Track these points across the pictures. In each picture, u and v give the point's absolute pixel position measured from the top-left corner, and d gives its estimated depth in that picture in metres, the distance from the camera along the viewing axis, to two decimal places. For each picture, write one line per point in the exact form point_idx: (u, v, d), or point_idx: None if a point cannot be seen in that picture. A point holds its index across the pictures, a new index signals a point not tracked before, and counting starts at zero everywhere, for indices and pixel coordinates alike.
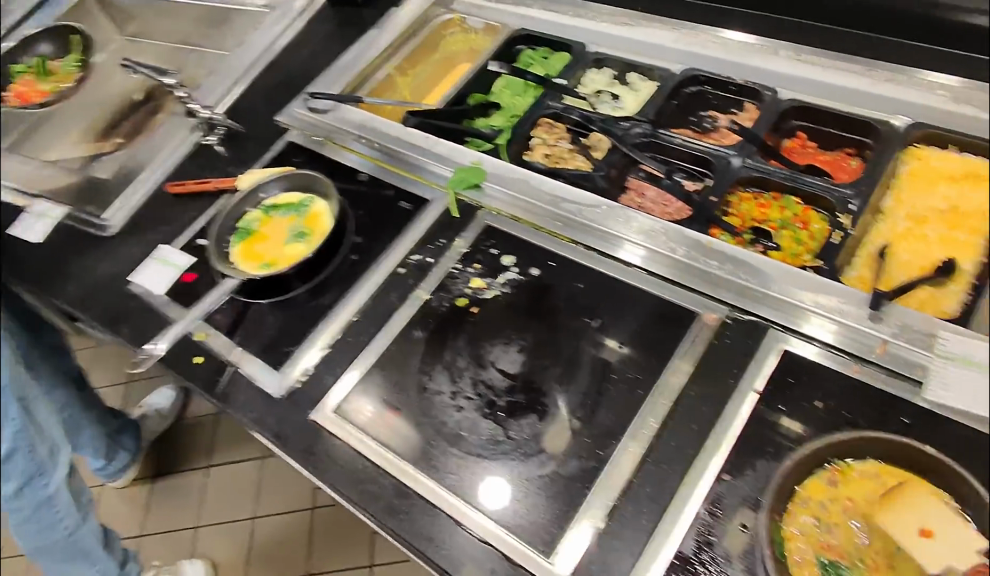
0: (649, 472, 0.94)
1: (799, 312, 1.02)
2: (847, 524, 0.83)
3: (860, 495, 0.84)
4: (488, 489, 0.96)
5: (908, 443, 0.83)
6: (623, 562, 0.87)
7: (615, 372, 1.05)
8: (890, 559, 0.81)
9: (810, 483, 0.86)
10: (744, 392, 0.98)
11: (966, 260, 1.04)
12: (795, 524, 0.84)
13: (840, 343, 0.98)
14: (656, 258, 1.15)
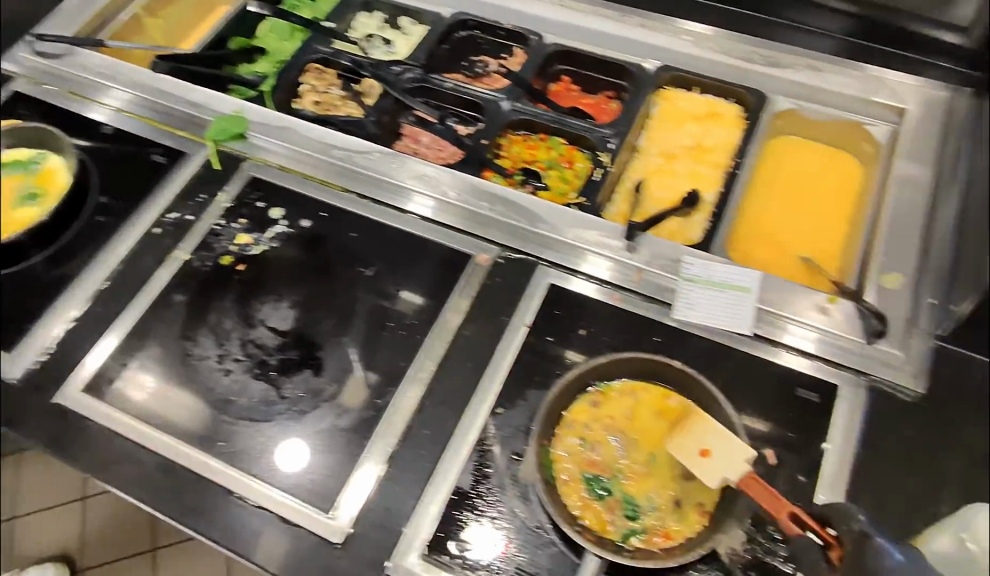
0: (428, 415, 0.94)
1: (577, 252, 1.05)
2: (608, 441, 0.87)
3: (619, 412, 0.89)
4: (284, 452, 0.92)
5: (658, 359, 0.90)
6: (404, 504, 0.88)
7: (392, 320, 1.03)
8: (647, 467, 0.86)
9: (575, 407, 0.90)
10: (516, 327, 1.00)
11: (708, 190, 1.17)
12: (562, 446, 0.87)
13: (614, 279, 1.02)
14: (444, 207, 1.12)
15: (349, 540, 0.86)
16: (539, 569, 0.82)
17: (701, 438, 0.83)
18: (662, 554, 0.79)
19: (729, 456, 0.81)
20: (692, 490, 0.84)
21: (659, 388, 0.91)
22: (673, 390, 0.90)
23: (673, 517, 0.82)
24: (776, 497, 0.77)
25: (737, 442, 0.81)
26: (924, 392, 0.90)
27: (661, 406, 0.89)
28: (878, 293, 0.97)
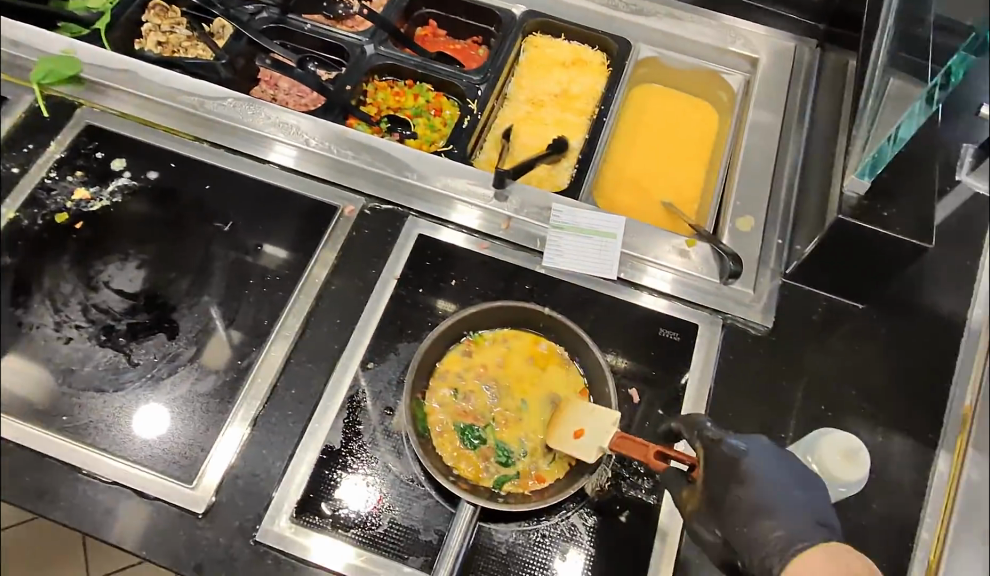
0: (294, 374, 0.91)
1: (445, 201, 1.03)
2: (480, 389, 0.87)
3: (491, 361, 0.89)
4: (141, 419, 0.85)
5: (530, 306, 0.88)
6: (273, 468, 0.85)
7: (253, 277, 0.97)
8: (519, 414, 0.87)
9: (447, 358, 0.89)
10: (386, 280, 0.97)
11: (575, 137, 1.19)
12: (435, 398, 0.86)
13: (482, 228, 1.02)
14: (305, 156, 1.06)
15: (212, 509, 0.83)
16: (415, 521, 0.83)
17: (576, 420, 0.82)
18: (533, 496, 0.81)
19: (600, 429, 0.80)
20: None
21: (529, 334, 0.91)
22: (543, 336, 0.91)
23: (544, 460, 0.84)
24: (644, 444, 0.77)
25: (603, 411, 0.80)
26: (772, 327, 0.96)
27: (531, 353, 0.90)
28: (732, 235, 1.01)
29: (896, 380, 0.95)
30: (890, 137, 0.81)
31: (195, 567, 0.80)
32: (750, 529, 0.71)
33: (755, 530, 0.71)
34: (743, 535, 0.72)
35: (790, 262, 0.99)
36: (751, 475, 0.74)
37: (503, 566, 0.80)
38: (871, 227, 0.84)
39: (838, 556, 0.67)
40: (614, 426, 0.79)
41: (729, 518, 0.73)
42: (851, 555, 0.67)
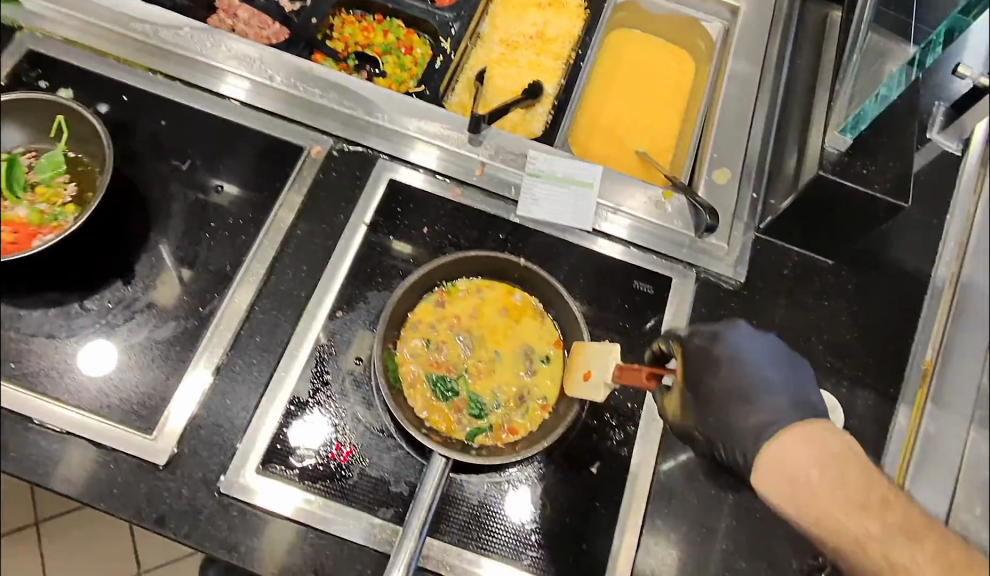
0: (259, 322, 0.88)
1: (405, 140, 0.99)
2: (453, 340, 0.86)
3: (464, 312, 0.87)
4: (89, 358, 0.82)
5: (506, 257, 0.85)
6: (237, 418, 0.83)
7: (213, 220, 0.92)
8: (492, 366, 0.86)
9: (420, 308, 0.87)
10: (355, 225, 0.94)
11: (550, 82, 1.15)
12: (407, 348, 0.84)
13: (443, 169, 0.99)
14: (259, 90, 1.00)
15: (174, 461, 0.80)
16: (385, 473, 0.81)
17: (585, 363, 0.80)
18: (506, 448, 0.81)
19: (602, 365, 0.77)
20: (536, 385, 0.85)
21: (502, 285, 0.89)
22: (516, 287, 0.89)
23: (517, 413, 0.83)
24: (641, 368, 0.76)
25: (603, 347, 0.78)
26: (744, 281, 0.97)
27: (505, 304, 0.88)
28: (709, 188, 1.00)
29: (863, 336, 0.96)
30: (876, 96, 0.80)
31: (157, 520, 0.77)
32: (726, 416, 0.73)
33: (731, 417, 0.73)
34: (721, 422, 0.74)
35: (764, 216, 0.99)
36: (726, 360, 0.75)
37: (475, 516, 0.80)
38: (850, 183, 0.84)
39: (816, 433, 0.69)
40: (613, 360, 0.76)
41: (707, 409, 0.75)
42: (826, 431, 0.70)
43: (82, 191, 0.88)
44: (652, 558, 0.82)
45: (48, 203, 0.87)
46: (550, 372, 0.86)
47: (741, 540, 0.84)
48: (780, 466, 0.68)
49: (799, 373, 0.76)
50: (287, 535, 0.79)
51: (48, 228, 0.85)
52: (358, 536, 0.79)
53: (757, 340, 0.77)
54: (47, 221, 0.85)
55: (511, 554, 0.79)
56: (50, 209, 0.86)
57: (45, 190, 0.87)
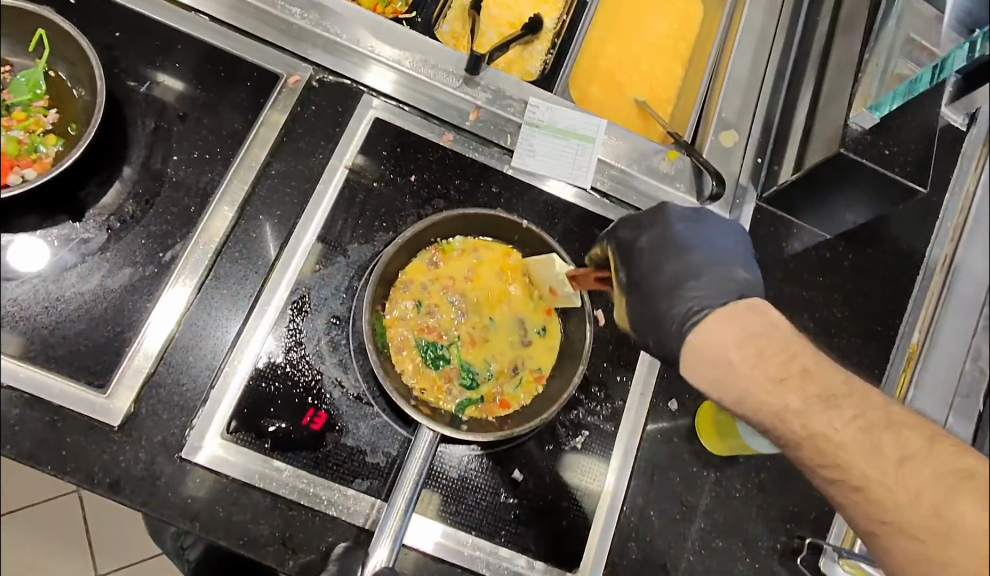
0: (226, 272, 0.80)
1: (359, 59, 0.90)
2: (446, 302, 0.82)
3: (459, 273, 0.83)
4: (25, 258, 0.74)
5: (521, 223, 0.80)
6: (200, 377, 0.76)
7: (173, 155, 0.81)
8: (485, 334, 0.82)
9: (412, 266, 0.82)
10: (334, 168, 0.85)
11: (549, 15, 1.05)
12: (397, 310, 0.80)
13: (400, 97, 0.90)
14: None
15: (130, 422, 0.73)
16: (362, 442, 0.77)
17: (545, 274, 0.81)
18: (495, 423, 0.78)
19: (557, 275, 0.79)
20: (531, 356, 0.82)
21: (500, 247, 0.85)
22: (514, 249, 0.84)
23: (511, 384, 0.80)
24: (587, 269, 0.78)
25: (545, 256, 0.79)
26: None
27: (502, 266, 0.84)
28: (714, 149, 0.94)
29: (853, 314, 0.93)
30: (934, 66, 0.80)
31: (110, 486, 0.71)
32: (654, 309, 0.71)
33: (658, 308, 0.70)
34: (649, 314, 0.71)
35: (766, 185, 0.94)
36: (650, 248, 0.73)
37: (455, 489, 0.76)
38: (871, 163, 0.80)
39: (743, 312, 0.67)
40: (561, 270, 0.78)
41: (638, 301, 0.72)
42: (747, 309, 0.67)
43: (66, 119, 0.79)
44: (632, 538, 0.80)
45: (32, 129, 0.78)
46: (544, 343, 0.83)
47: (718, 519, 0.83)
48: (704, 352, 0.66)
49: (729, 239, 0.75)
50: (253, 505, 0.74)
51: (26, 160, 0.77)
52: (332, 508, 0.75)
53: (688, 214, 0.75)
54: (24, 151, 0.77)
55: (488, 530, 0.76)
56: (30, 136, 0.78)
57: (27, 117, 0.78)
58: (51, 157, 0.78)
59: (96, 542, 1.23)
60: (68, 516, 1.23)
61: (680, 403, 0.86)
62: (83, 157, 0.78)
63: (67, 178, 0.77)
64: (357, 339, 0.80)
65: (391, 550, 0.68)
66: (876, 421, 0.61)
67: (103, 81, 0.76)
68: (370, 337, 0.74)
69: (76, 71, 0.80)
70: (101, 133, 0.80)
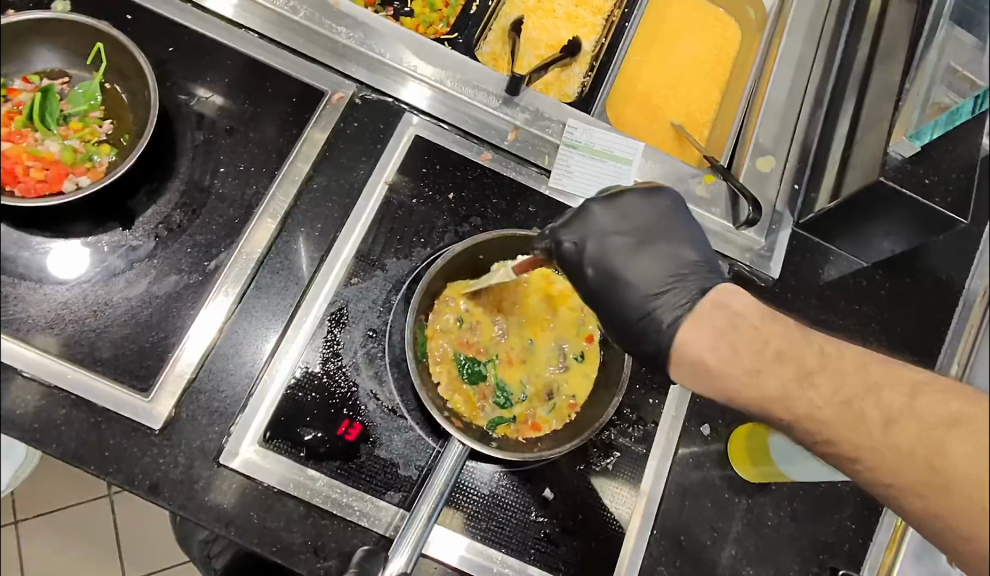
0: (267, 281, 0.82)
1: (400, 76, 0.91)
2: (487, 319, 0.84)
3: (504, 293, 0.85)
4: (74, 260, 0.77)
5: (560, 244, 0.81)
6: (238, 384, 0.78)
7: (219, 168, 0.84)
8: (523, 355, 0.84)
9: (457, 282, 0.84)
10: (374, 184, 0.87)
11: (588, 38, 1.07)
12: (439, 322, 0.82)
13: (440, 114, 0.91)
14: (267, 16, 0.90)
15: (170, 426, 0.75)
16: (394, 455, 0.77)
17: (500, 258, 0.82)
18: (527, 444, 0.79)
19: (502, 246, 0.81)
20: (566, 382, 0.83)
21: (541, 272, 0.87)
22: (557, 274, 0.87)
23: (543, 408, 0.81)
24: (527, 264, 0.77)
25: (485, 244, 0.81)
26: (778, 278, 0.91)
27: (545, 292, 0.86)
28: (750, 175, 0.93)
29: (891, 343, 0.91)
30: (976, 96, 0.79)
31: (150, 488, 0.73)
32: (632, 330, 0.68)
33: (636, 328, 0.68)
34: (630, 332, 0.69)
35: (802, 212, 0.93)
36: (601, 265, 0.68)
37: (486, 505, 0.77)
38: (912, 193, 0.80)
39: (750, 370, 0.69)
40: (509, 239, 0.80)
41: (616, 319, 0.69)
42: (715, 306, 0.65)
43: (120, 129, 0.82)
44: (662, 562, 0.79)
45: (87, 138, 0.81)
46: (583, 371, 0.83)
47: (750, 548, 0.82)
48: (690, 364, 0.65)
49: (681, 219, 0.72)
50: (287, 513, 0.75)
51: (80, 168, 0.80)
52: (364, 518, 0.75)
53: (616, 214, 0.70)
54: (79, 159, 0.80)
55: (518, 548, 0.76)
56: (84, 145, 0.80)
57: (84, 126, 0.81)
58: (105, 166, 0.80)
59: (125, 547, 1.25)
60: (98, 521, 1.25)
61: (713, 428, 0.85)
62: (135, 166, 0.81)
63: (119, 187, 0.79)
64: (393, 353, 0.80)
65: (409, 556, 0.68)
66: (855, 392, 0.59)
67: (157, 95, 0.79)
68: (411, 347, 0.76)
69: (131, 84, 0.82)
70: (152, 144, 0.82)
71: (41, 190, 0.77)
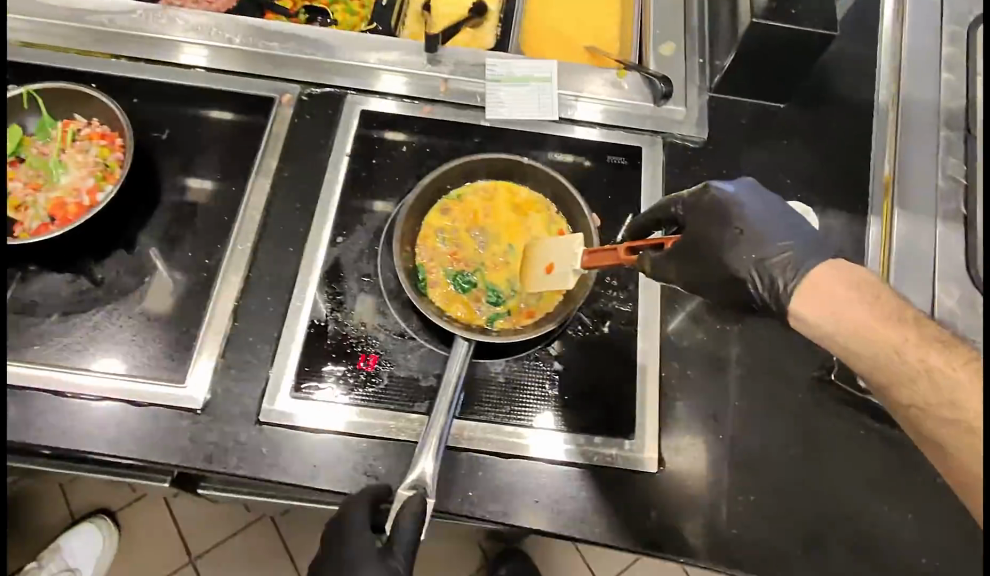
0: (265, 262, 0.91)
1: (333, 67, 1.02)
2: (467, 236, 0.91)
3: (476, 211, 0.92)
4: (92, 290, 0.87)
5: (505, 157, 0.90)
6: (262, 351, 0.87)
7: (199, 183, 0.94)
8: (506, 257, 0.91)
9: (432, 212, 0.91)
10: (337, 158, 0.97)
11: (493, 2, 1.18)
12: (424, 249, 0.90)
13: (376, 88, 1.01)
14: (209, 54, 1.03)
15: (212, 402, 0.84)
16: (413, 371, 0.85)
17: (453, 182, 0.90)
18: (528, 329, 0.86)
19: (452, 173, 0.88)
20: None
21: (504, 185, 0.93)
22: (521, 184, 0.93)
23: (535, 297, 0.89)
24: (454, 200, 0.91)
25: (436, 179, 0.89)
26: (708, 138, 1.00)
27: (513, 202, 0.93)
28: (658, 61, 1.03)
29: (824, 164, 0.99)
30: None
31: (206, 458, 0.81)
32: None
33: None
34: None
35: (712, 78, 1.03)
36: None
37: (505, 392, 0.84)
38: (785, 24, 0.90)
39: (843, 263, 0.69)
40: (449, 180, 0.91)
41: None
42: None
43: (110, 136, 0.94)
44: (677, 400, 0.86)
45: (93, 152, 0.93)
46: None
47: (755, 368, 0.88)
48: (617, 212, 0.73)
49: None
50: (333, 447, 0.82)
51: (100, 182, 0.92)
52: (402, 433, 0.83)
53: None
54: (99, 172, 0.92)
55: (545, 419, 0.83)
56: (95, 159, 0.93)
57: (83, 150, 0.93)
58: (117, 170, 0.93)
59: None
60: None
61: None
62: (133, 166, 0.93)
63: (119, 210, 0.90)
64: (389, 289, 0.89)
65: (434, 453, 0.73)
66: None
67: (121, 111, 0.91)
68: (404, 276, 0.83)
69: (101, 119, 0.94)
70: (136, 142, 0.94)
71: (84, 209, 0.90)
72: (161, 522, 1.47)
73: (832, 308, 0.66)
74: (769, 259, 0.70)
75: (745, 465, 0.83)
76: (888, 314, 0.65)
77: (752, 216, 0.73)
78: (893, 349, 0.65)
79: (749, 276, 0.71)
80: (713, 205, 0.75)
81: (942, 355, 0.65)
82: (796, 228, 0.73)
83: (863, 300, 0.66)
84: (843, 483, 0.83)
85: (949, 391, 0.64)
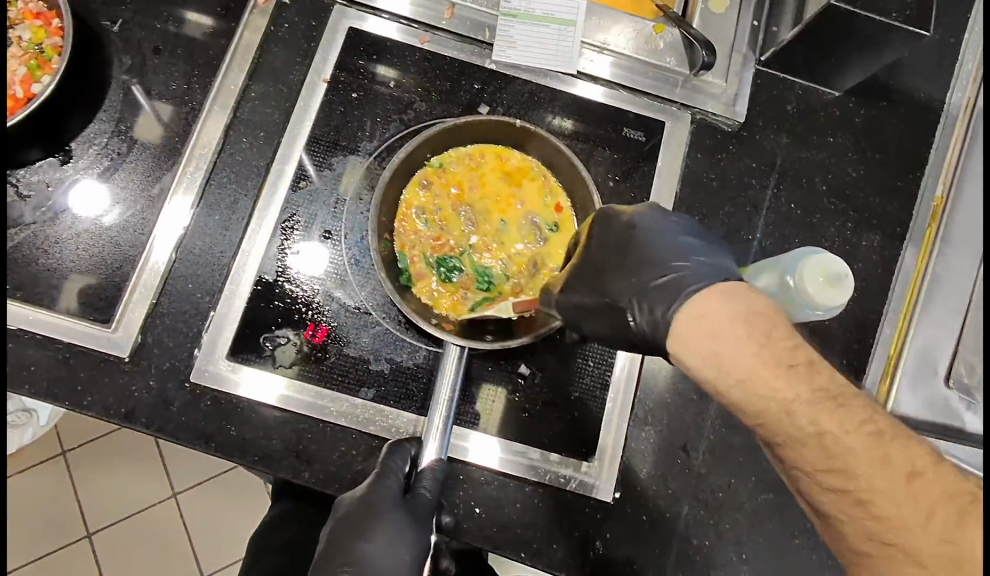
0: (214, 196, 0.80)
1: None
2: (453, 216, 0.79)
3: (462, 183, 0.80)
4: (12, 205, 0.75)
5: (497, 119, 0.74)
6: (200, 302, 0.77)
7: (152, 89, 0.81)
8: (498, 238, 0.80)
9: (411, 186, 0.79)
10: (313, 85, 0.82)
11: None
12: (402, 232, 0.78)
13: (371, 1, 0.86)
14: None
15: (138, 353, 0.75)
16: (365, 351, 0.77)
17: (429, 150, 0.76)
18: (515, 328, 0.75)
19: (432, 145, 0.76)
20: (547, 255, 0.80)
21: (492, 149, 0.80)
22: (511, 149, 0.80)
23: (529, 284, 0.79)
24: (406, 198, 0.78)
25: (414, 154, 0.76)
26: (743, 121, 0.87)
27: (503, 171, 0.80)
28: (704, 19, 0.86)
29: (870, 172, 0.87)
30: None
31: (126, 415, 0.74)
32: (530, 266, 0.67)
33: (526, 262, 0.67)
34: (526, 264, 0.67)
35: (765, 47, 0.87)
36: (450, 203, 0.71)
37: (463, 392, 0.76)
38: (866, 13, 0.74)
39: (725, 288, 0.54)
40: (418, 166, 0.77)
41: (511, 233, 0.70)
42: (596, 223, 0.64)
43: (47, 16, 0.79)
44: (649, 423, 0.79)
45: (24, 34, 0.78)
46: (560, 240, 0.80)
47: None
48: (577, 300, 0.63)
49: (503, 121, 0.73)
50: (264, 422, 0.75)
51: (32, 72, 0.77)
52: (306, 404, 0.75)
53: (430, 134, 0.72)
54: (33, 59, 0.78)
55: (503, 429, 0.76)
56: (27, 44, 0.78)
57: (11, 30, 0.78)
58: (53, 59, 0.78)
59: (170, 462, 1.32)
60: (139, 442, 1.32)
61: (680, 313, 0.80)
62: (75, 52, 0.78)
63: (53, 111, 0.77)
64: (350, 253, 0.79)
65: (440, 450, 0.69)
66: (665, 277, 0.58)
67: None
68: (380, 258, 0.72)
69: None
70: (78, 24, 0.79)
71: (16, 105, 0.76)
72: (94, 431, 1.32)
73: (713, 347, 0.51)
74: (651, 287, 0.58)
75: (706, 508, 0.77)
76: (776, 360, 0.51)
77: (646, 243, 0.61)
78: (783, 408, 0.52)
79: (628, 305, 0.59)
80: (611, 231, 0.64)
81: (838, 415, 0.53)
82: (709, 264, 0.59)
83: (750, 339, 0.51)
84: (807, 541, 0.78)
85: (843, 459, 0.53)
